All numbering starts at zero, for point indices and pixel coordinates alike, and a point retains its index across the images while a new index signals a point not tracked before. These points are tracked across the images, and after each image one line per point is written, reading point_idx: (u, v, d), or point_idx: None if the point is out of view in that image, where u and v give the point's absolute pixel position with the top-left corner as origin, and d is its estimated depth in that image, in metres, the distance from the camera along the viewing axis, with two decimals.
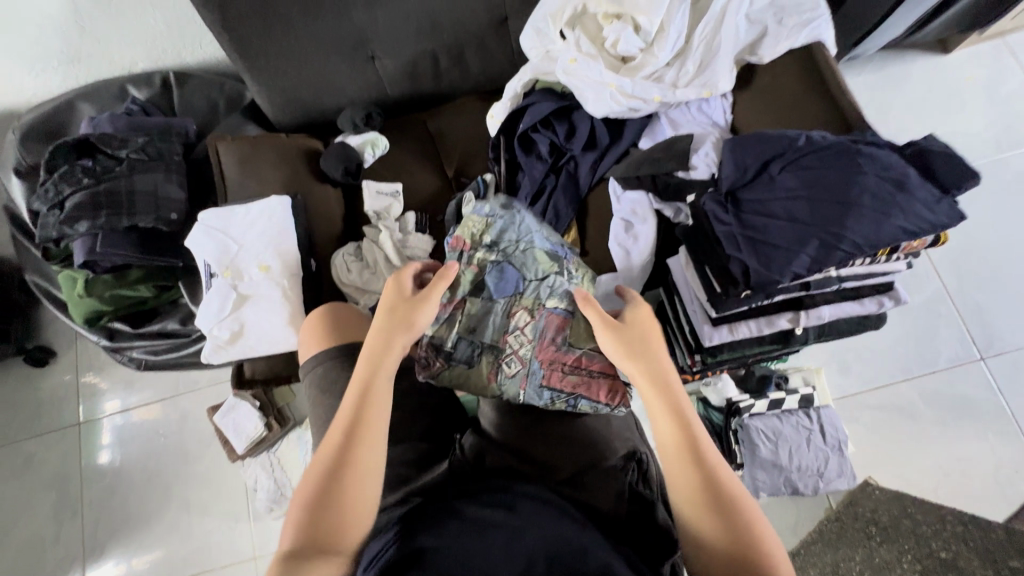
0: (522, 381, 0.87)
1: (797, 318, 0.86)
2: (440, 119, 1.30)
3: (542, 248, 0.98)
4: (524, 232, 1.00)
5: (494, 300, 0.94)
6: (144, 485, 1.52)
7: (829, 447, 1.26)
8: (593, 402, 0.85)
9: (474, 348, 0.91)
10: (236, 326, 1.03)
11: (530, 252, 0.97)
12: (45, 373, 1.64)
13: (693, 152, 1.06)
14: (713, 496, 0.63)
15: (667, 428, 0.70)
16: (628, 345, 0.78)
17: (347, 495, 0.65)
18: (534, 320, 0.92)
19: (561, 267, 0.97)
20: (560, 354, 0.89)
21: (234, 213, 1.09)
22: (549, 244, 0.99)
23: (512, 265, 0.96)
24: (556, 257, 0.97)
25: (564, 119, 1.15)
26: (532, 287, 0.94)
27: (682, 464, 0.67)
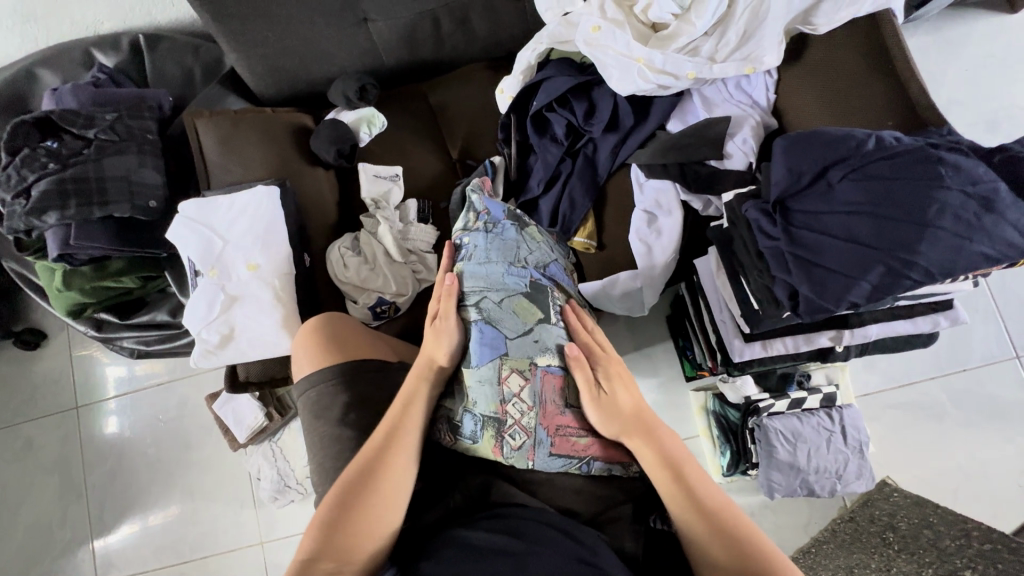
0: (530, 453, 0.73)
1: (839, 336, 0.78)
2: (442, 91, 1.17)
3: (520, 291, 0.82)
4: (495, 273, 0.83)
5: (477, 365, 0.76)
6: (146, 470, 1.51)
7: (849, 449, 1.21)
8: (607, 462, 0.75)
9: (476, 422, 0.75)
10: (226, 329, 0.96)
11: (504, 298, 0.81)
12: (38, 356, 1.59)
13: (730, 137, 0.94)
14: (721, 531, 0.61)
15: (673, 491, 0.66)
16: (614, 409, 0.73)
17: (375, 494, 0.66)
18: (529, 383, 0.76)
19: (546, 312, 0.81)
20: (567, 417, 0.76)
21: (217, 203, 0.99)
22: (525, 280, 0.83)
23: (488, 321, 0.79)
24: (537, 298, 0.82)
25: (583, 97, 1.02)
26: (519, 344, 0.77)
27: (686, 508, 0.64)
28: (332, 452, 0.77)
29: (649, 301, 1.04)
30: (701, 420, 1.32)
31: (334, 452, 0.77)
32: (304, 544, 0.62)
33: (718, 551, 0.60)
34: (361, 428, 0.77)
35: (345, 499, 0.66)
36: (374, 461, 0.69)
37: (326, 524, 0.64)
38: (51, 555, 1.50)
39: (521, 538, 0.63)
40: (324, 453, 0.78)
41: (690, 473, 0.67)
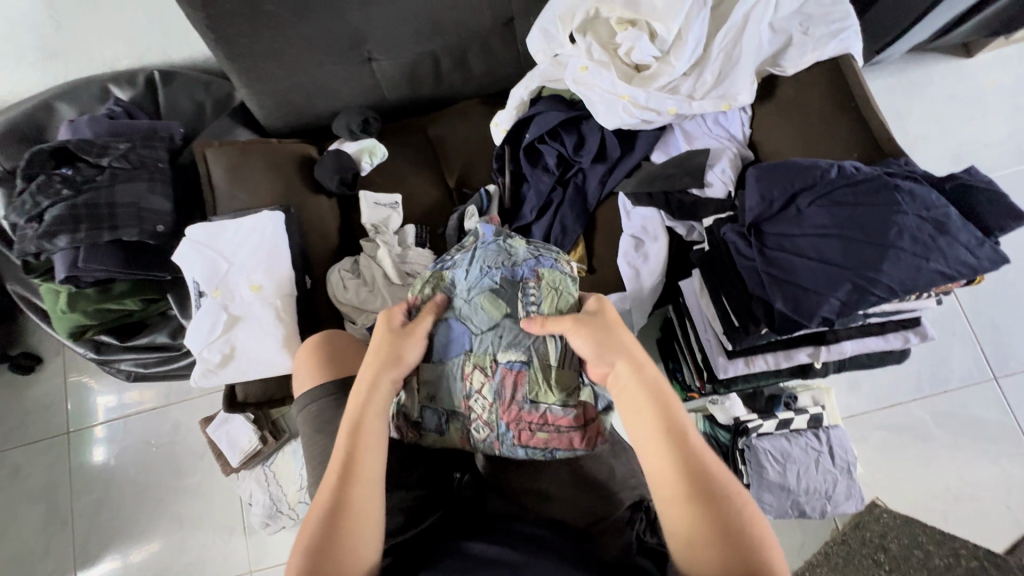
0: (494, 445, 0.79)
1: (817, 353, 0.82)
2: (440, 125, 1.24)
3: (489, 288, 0.84)
4: (465, 275, 0.86)
5: (445, 361, 0.81)
6: (135, 497, 1.49)
7: (838, 469, 1.23)
8: (569, 450, 0.78)
9: (440, 416, 0.81)
10: (227, 348, 0.98)
11: (474, 294, 0.84)
12: (32, 380, 1.58)
13: (709, 167, 1.01)
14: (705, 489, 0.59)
15: (641, 393, 0.67)
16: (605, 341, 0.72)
17: (358, 492, 0.64)
18: (489, 379, 0.80)
19: (513, 307, 0.83)
20: (526, 412, 0.78)
21: (224, 227, 1.04)
22: (497, 279, 0.85)
23: (456, 318, 0.83)
24: (505, 294, 0.84)
25: (573, 130, 1.09)
26: (482, 341, 0.81)
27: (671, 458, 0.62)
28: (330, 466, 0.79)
29: (637, 322, 1.08)
30: None
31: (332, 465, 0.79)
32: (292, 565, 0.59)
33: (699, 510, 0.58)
34: None
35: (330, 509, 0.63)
36: (350, 463, 0.66)
37: (308, 558, 0.59)
38: None
39: (514, 548, 0.65)
40: (322, 467, 0.80)
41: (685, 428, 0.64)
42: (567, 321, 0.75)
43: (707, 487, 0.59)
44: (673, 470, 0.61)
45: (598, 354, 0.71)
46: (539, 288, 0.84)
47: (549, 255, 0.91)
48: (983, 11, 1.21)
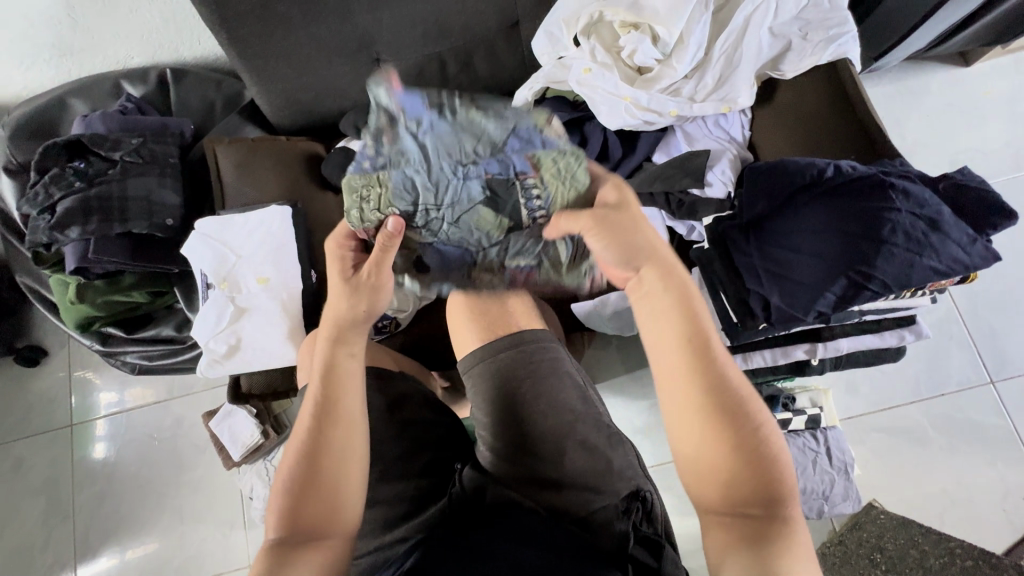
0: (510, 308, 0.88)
1: (813, 350, 0.84)
2: None
3: (479, 198, 0.70)
4: (435, 187, 0.69)
5: (446, 273, 0.78)
6: (136, 490, 1.50)
7: (835, 470, 1.24)
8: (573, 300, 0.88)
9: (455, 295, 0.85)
10: (233, 339, 1.00)
11: (460, 213, 0.71)
12: (37, 373, 1.60)
13: (709, 168, 1.02)
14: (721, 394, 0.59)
15: (663, 297, 0.63)
16: (633, 250, 0.65)
17: (335, 441, 0.66)
18: (500, 279, 0.80)
19: (512, 214, 0.71)
20: (538, 288, 0.84)
21: (231, 221, 1.05)
22: (479, 182, 0.69)
23: (446, 241, 0.74)
24: (498, 202, 0.70)
25: (575, 130, 1.10)
26: (485, 254, 0.76)
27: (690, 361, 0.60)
28: None
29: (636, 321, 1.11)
30: None
31: None
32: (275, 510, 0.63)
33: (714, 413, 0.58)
34: None
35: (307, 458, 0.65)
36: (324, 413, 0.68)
37: (289, 503, 0.63)
38: None
39: (516, 540, 0.65)
40: None
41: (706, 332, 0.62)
42: (584, 217, 0.67)
43: (724, 393, 0.59)
44: (692, 376, 0.60)
45: (625, 262, 0.66)
46: (536, 181, 0.69)
47: (525, 123, 0.71)
48: (980, 20, 1.23)
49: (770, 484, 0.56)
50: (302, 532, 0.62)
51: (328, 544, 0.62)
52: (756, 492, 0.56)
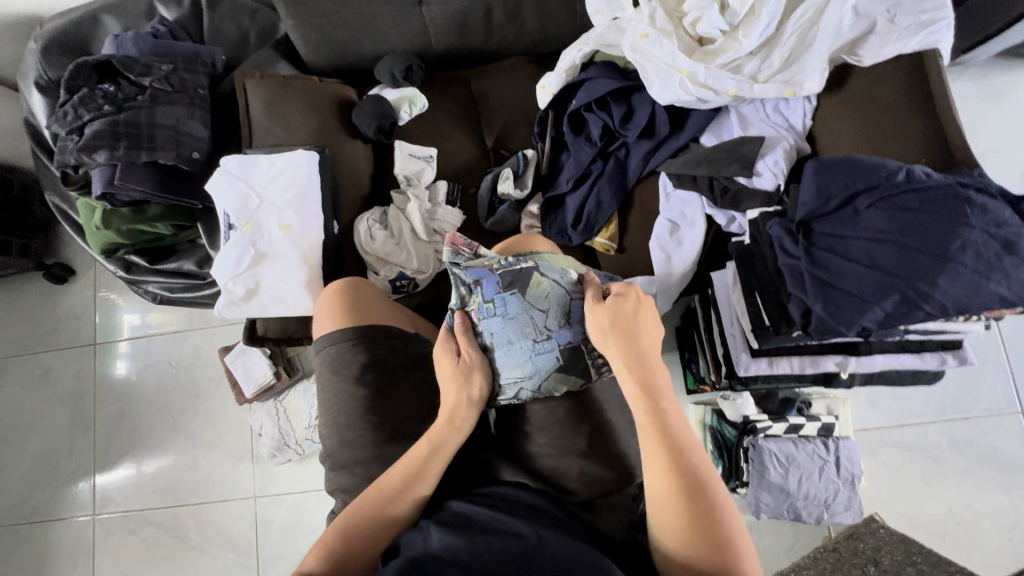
0: None
1: (845, 362, 0.80)
2: (484, 82, 1.20)
3: (558, 354, 0.75)
4: (513, 342, 0.74)
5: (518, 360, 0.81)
6: (154, 412, 1.56)
7: (841, 480, 1.21)
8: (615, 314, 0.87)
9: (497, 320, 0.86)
10: (252, 283, 0.99)
11: (545, 356, 0.74)
12: (65, 290, 1.64)
13: (760, 157, 0.95)
14: (682, 477, 0.59)
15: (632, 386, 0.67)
16: (613, 330, 0.70)
17: (401, 501, 0.67)
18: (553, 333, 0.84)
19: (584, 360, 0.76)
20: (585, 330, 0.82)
21: (258, 162, 1.03)
22: (554, 350, 0.74)
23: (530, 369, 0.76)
24: (574, 356, 0.75)
25: (622, 101, 1.04)
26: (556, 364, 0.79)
27: (653, 440, 0.63)
28: (344, 408, 0.81)
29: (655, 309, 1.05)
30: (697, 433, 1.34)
31: (346, 410, 0.81)
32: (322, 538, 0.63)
33: (671, 499, 0.59)
34: (373, 389, 0.81)
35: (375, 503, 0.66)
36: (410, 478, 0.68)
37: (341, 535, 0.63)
38: (55, 482, 1.55)
39: (519, 517, 0.64)
40: (335, 411, 0.82)
41: (670, 412, 0.65)
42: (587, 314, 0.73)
43: (686, 472, 0.60)
44: (657, 453, 0.62)
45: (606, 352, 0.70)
46: None
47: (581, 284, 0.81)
48: None
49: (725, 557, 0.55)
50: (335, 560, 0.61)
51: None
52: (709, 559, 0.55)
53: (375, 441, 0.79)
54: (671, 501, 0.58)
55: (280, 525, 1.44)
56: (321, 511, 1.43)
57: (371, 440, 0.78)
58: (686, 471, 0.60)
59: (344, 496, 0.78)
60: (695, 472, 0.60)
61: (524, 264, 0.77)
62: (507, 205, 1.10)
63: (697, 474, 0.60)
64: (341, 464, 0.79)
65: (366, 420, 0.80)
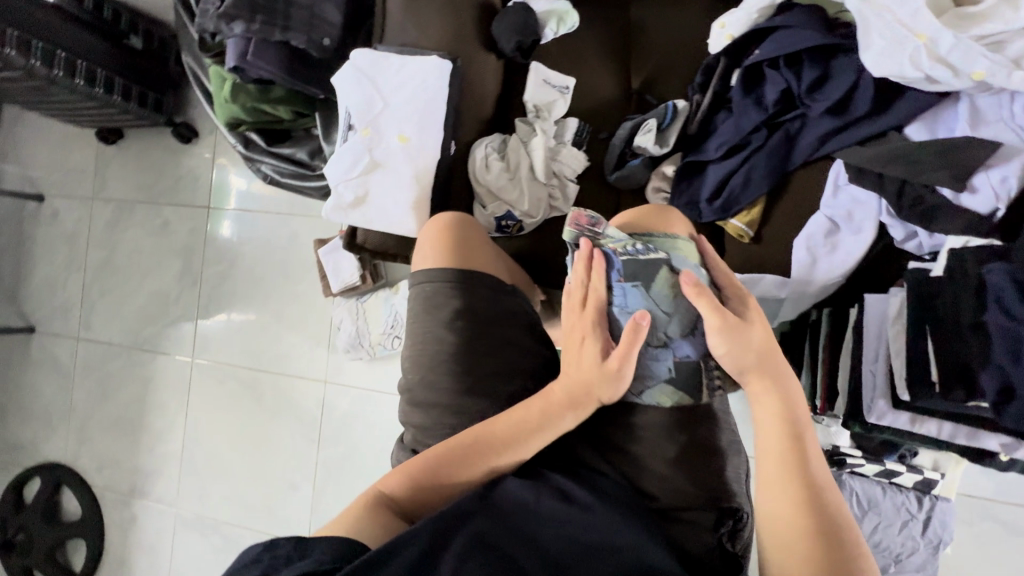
0: None
1: (1012, 447, 0.70)
2: (647, 6, 1.02)
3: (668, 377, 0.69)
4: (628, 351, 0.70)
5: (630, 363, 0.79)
6: (250, 283, 1.67)
7: (924, 541, 1.10)
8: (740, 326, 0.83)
9: None
10: (361, 192, 0.96)
11: (657, 369, 0.69)
12: (188, 150, 1.73)
13: (984, 167, 0.74)
14: (816, 503, 0.57)
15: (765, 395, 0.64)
16: (745, 349, 0.65)
17: (497, 455, 0.65)
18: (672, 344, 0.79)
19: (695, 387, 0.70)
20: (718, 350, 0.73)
21: (388, 61, 0.96)
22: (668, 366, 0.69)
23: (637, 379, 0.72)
24: (686, 383, 0.69)
25: (819, 63, 0.84)
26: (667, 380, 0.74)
27: (786, 455, 0.60)
28: (432, 347, 0.79)
29: None
30: None
31: (432, 349, 0.79)
32: (418, 461, 0.65)
33: (810, 524, 0.55)
34: (463, 336, 0.78)
35: (474, 447, 0.65)
36: (515, 438, 0.66)
37: (434, 461, 0.64)
38: (164, 321, 1.75)
39: (593, 501, 0.61)
40: (422, 347, 0.80)
41: (803, 434, 0.62)
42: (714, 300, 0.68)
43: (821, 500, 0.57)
44: (791, 472, 0.59)
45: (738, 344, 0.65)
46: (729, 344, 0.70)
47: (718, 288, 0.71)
48: None
49: None
50: (422, 483, 0.63)
51: (417, 510, 0.61)
52: None
53: (456, 388, 0.77)
54: (807, 525, 0.55)
55: (343, 412, 1.56)
56: (378, 412, 1.52)
57: (452, 387, 0.76)
58: (820, 513, 0.56)
59: (416, 431, 0.79)
60: (829, 515, 0.56)
61: (654, 254, 0.69)
62: (640, 160, 0.96)
63: (832, 517, 0.56)
64: (419, 399, 0.79)
65: (451, 366, 0.78)
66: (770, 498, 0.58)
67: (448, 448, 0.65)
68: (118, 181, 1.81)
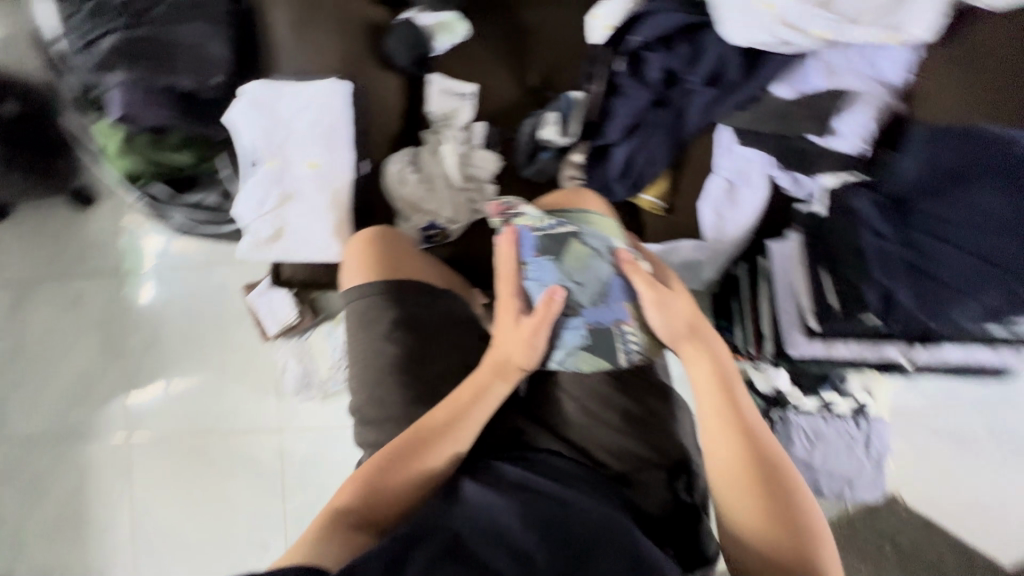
0: None
1: (908, 350, 0.75)
2: (530, 8, 1.08)
3: (581, 344, 0.74)
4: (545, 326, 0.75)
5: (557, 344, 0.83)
6: (182, 343, 1.58)
7: (869, 460, 1.19)
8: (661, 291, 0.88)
9: None
10: (277, 225, 0.94)
11: (569, 338, 0.74)
12: (89, 215, 1.62)
13: (839, 115, 0.86)
14: (760, 454, 0.60)
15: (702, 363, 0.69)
16: (675, 319, 0.72)
17: (443, 442, 0.66)
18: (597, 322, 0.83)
19: (608, 351, 0.74)
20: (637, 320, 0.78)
21: (284, 90, 0.95)
22: (582, 333, 0.74)
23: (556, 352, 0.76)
24: (600, 347, 0.74)
25: (688, 40, 0.94)
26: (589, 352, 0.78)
27: (727, 414, 0.64)
28: (373, 365, 0.78)
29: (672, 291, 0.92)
30: None
31: (374, 367, 0.78)
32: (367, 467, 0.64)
33: (755, 472, 0.58)
34: (402, 347, 0.78)
35: (419, 440, 0.66)
36: (456, 420, 0.67)
37: (383, 464, 0.64)
38: (87, 404, 1.59)
39: (561, 482, 0.63)
40: (364, 366, 0.79)
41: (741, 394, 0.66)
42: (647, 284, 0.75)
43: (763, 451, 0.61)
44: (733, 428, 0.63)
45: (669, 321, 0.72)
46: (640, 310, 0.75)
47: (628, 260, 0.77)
48: None
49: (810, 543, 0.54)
50: (375, 490, 0.62)
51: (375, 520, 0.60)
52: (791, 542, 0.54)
53: (405, 401, 0.76)
54: (751, 472, 0.59)
55: (303, 457, 1.50)
56: (341, 450, 1.48)
57: (401, 398, 0.76)
58: (762, 460, 0.60)
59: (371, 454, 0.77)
60: (771, 461, 0.60)
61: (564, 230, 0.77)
62: (549, 153, 1.01)
63: (773, 464, 0.59)
64: (368, 420, 0.77)
65: (396, 378, 0.77)
66: (717, 455, 0.62)
67: (394, 447, 0.65)
68: (11, 261, 1.65)
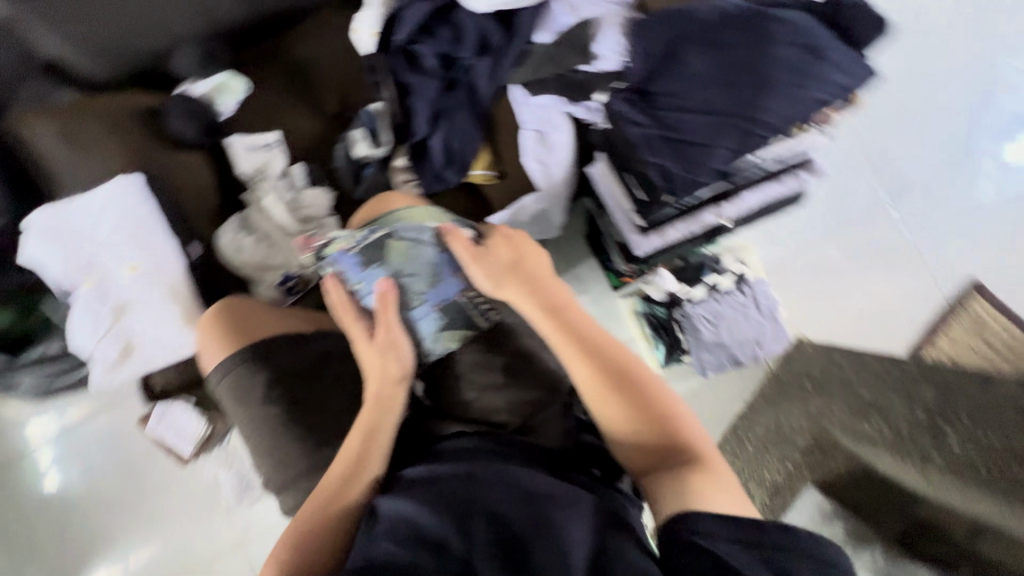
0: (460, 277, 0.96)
1: (721, 211, 0.85)
2: (300, 44, 1.09)
3: (439, 325, 0.79)
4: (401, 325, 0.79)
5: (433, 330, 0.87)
6: (93, 516, 1.36)
7: (765, 317, 1.24)
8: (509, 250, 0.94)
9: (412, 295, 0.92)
10: (123, 341, 0.89)
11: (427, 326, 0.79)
12: None
13: (596, 40, 0.95)
14: (602, 363, 0.67)
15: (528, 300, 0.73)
16: (497, 266, 0.76)
17: (354, 484, 0.65)
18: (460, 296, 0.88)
19: (466, 321, 0.80)
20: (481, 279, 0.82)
21: (75, 207, 0.92)
22: (434, 317, 0.79)
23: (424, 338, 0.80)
24: (457, 320, 0.79)
25: (446, 23, 1.01)
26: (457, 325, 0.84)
27: (564, 339, 0.69)
28: (265, 430, 0.77)
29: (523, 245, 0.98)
30: (634, 323, 1.33)
31: (266, 431, 0.77)
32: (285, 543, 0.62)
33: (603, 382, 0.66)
34: (286, 401, 0.77)
35: (330, 494, 0.65)
36: (360, 458, 0.67)
37: (300, 533, 0.62)
38: None
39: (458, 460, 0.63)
40: (257, 435, 0.77)
41: (572, 312, 0.72)
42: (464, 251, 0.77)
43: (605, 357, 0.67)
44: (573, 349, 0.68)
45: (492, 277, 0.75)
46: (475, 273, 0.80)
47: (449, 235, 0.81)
48: None
49: (660, 417, 0.64)
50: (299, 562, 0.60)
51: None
52: (646, 425, 0.64)
53: (308, 449, 0.75)
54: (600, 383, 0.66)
55: None
56: None
57: (302, 449, 0.75)
58: (606, 367, 0.67)
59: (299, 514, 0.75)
60: (612, 364, 0.67)
61: (377, 234, 0.79)
62: (371, 167, 1.04)
63: (616, 365, 0.67)
64: (282, 483, 0.76)
65: (291, 432, 0.76)
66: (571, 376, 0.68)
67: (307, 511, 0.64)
68: None
